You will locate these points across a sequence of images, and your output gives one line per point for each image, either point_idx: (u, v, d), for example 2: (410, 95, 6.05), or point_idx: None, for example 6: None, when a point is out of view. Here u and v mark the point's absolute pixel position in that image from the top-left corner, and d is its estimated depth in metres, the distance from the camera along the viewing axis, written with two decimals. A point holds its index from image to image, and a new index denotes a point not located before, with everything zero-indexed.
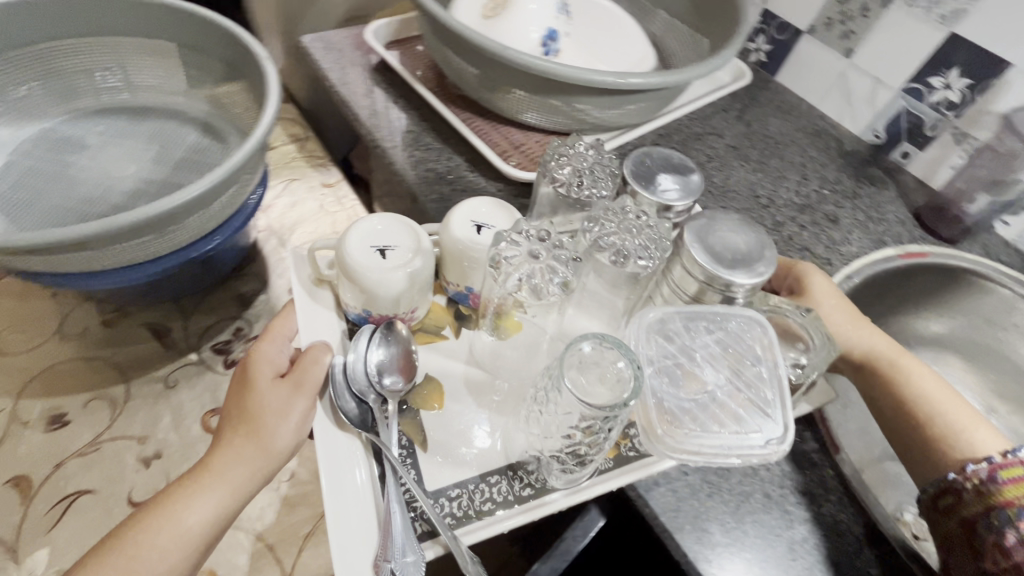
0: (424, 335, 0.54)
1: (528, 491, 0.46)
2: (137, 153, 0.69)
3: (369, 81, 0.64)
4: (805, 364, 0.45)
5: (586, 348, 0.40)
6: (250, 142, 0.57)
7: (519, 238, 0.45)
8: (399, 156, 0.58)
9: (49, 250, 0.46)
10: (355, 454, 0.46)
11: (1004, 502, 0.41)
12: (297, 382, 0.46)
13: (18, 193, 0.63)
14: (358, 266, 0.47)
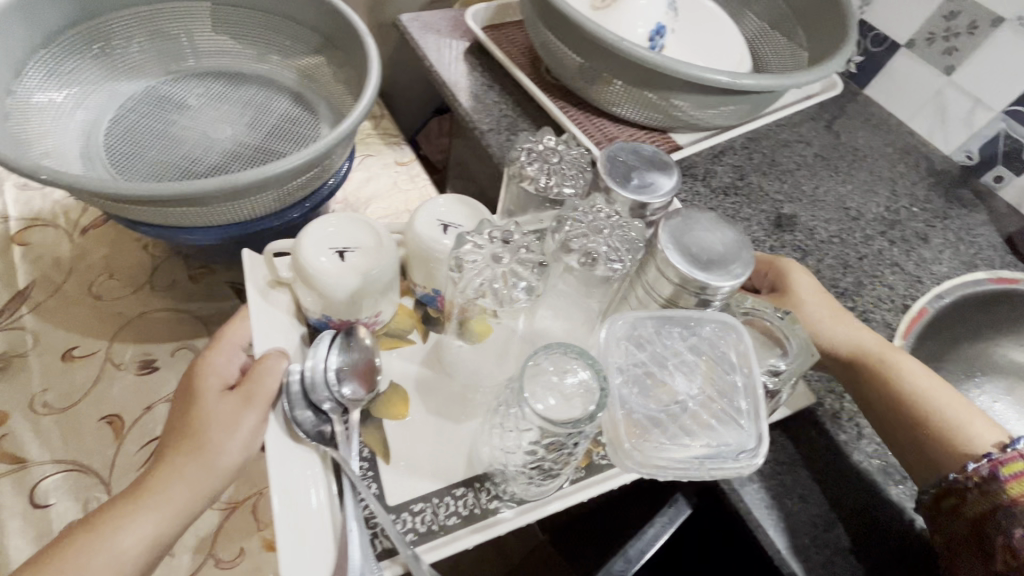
0: (389, 339, 0.53)
1: (494, 504, 0.45)
2: (232, 116, 0.70)
3: (464, 63, 0.66)
4: (783, 370, 0.44)
5: (549, 359, 0.39)
6: (356, 113, 0.58)
7: (483, 240, 0.43)
8: (495, 139, 0.59)
9: (175, 199, 0.49)
10: (313, 467, 0.45)
11: (1010, 500, 0.40)
12: (247, 394, 0.45)
13: (125, 146, 0.65)
14: (320, 266, 0.46)
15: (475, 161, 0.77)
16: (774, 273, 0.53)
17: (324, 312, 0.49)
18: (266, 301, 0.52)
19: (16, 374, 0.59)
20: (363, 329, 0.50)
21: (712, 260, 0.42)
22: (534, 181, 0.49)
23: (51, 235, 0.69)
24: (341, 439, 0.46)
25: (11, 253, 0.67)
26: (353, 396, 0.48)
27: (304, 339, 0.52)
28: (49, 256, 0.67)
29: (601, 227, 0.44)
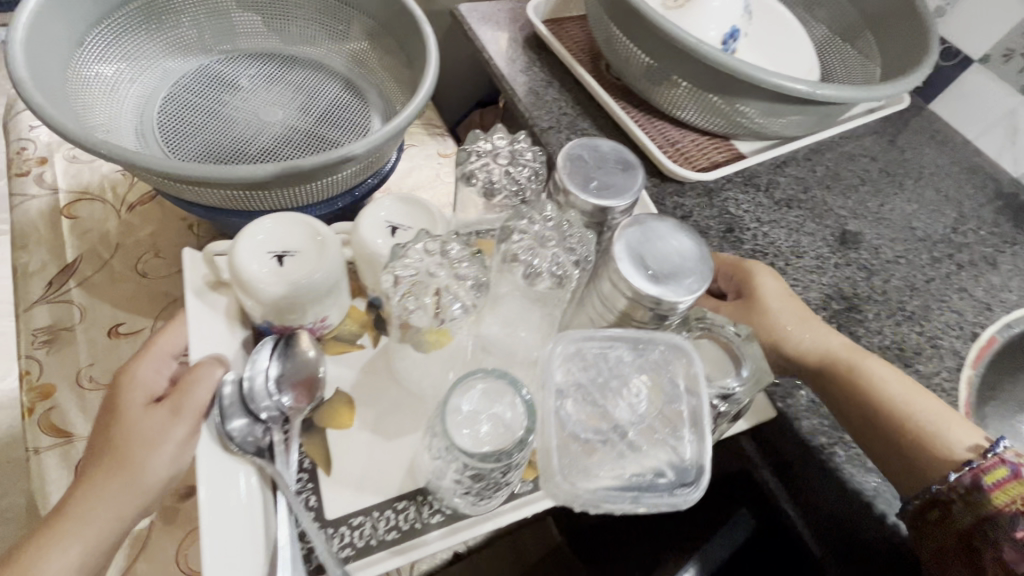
0: (335, 344, 0.52)
1: (437, 519, 0.43)
2: (284, 100, 0.69)
3: (522, 57, 0.64)
4: (735, 392, 0.40)
5: (477, 385, 0.38)
6: (416, 103, 0.57)
7: (417, 253, 0.41)
8: (556, 138, 0.57)
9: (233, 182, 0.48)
10: (247, 481, 0.43)
11: (996, 510, 0.37)
12: (174, 405, 0.43)
13: (177, 125, 0.65)
14: (255, 273, 0.44)
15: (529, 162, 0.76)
16: (739, 276, 0.50)
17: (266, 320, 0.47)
18: (206, 303, 0.50)
19: (61, 348, 0.59)
20: (307, 335, 0.49)
21: (671, 266, 0.39)
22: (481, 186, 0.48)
23: (99, 210, 0.69)
24: (279, 451, 0.45)
25: (60, 225, 0.67)
26: (293, 405, 0.47)
27: (246, 345, 0.50)
28: (97, 231, 0.67)
29: (547, 239, 0.41)
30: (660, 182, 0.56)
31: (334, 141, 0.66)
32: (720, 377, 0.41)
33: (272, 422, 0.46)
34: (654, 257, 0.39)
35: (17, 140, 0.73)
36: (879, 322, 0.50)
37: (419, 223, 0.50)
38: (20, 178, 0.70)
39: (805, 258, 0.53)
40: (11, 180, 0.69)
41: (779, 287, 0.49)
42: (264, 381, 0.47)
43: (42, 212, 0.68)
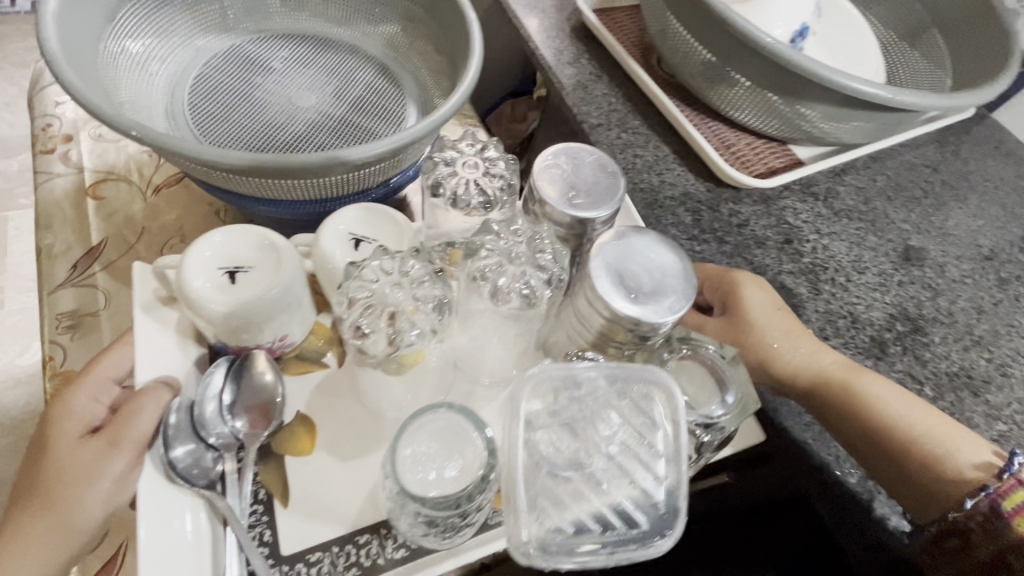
0: (298, 363, 0.49)
1: (400, 553, 0.42)
2: (318, 84, 0.67)
3: (569, 48, 0.61)
4: (719, 420, 0.38)
5: (424, 423, 0.39)
6: (460, 95, 0.54)
7: (372, 273, 0.39)
8: (605, 135, 0.54)
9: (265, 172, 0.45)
10: (193, 514, 0.41)
11: (1021, 538, 0.35)
12: (108, 439, 0.43)
13: (206, 107, 0.62)
14: (199, 288, 0.42)
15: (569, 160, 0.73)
16: (723, 288, 0.46)
17: (218, 340, 0.45)
18: (156, 321, 0.48)
19: (86, 334, 0.58)
20: (262, 356, 0.46)
21: (651, 281, 0.37)
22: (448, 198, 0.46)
23: (124, 191, 0.67)
24: (229, 482, 0.43)
25: (85, 206, 0.66)
26: (248, 431, 0.45)
27: (199, 364, 0.48)
28: (122, 214, 0.66)
29: (517, 255, 0.39)
30: (715, 188, 0.52)
31: (368, 131, 0.64)
32: (704, 403, 0.38)
33: (224, 448, 0.44)
34: (632, 275, 0.37)
35: (43, 116, 0.71)
36: (946, 346, 0.47)
37: (385, 233, 0.48)
38: (46, 156, 0.68)
39: (867, 274, 0.50)
40: (37, 157, 0.68)
41: (767, 299, 0.45)
42: (216, 407, 0.45)
43: (67, 192, 0.66)
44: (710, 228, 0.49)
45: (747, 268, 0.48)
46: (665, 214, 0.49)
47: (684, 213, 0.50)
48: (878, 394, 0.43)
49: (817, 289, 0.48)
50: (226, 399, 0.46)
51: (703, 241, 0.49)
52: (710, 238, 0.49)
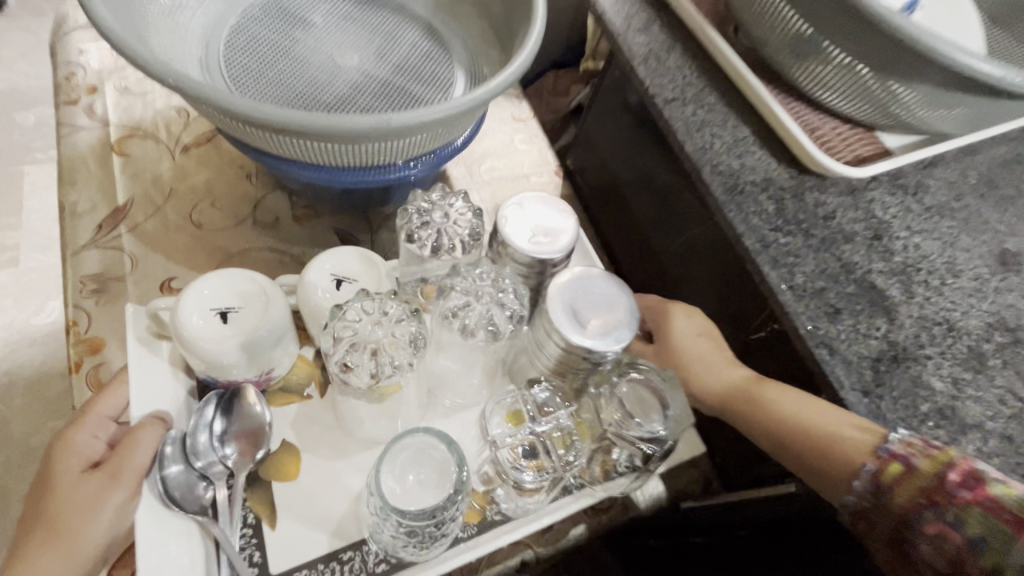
0: (281, 396, 0.50)
1: (382, 567, 0.44)
2: (361, 43, 0.62)
3: (638, 14, 0.56)
4: (664, 432, 0.41)
5: (415, 440, 0.41)
6: (522, 59, 0.50)
7: (355, 315, 0.40)
8: (680, 111, 0.49)
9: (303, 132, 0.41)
10: (188, 539, 0.43)
11: (905, 510, 0.34)
12: (113, 470, 0.42)
13: (241, 63, 0.58)
14: (193, 330, 0.42)
15: (618, 140, 0.68)
16: (655, 314, 0.48)
17: (208, 374, 0.45)
18: (146, 356, 0.48)
19: (111, 300, 0.54)
20: (251, 391, 0.47)
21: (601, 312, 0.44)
22: (423, 244, 0.48)
23: (151, 149, 0.64)
24: (220, 508, 0.44)
25: (110, 162, 0.62)
26: (238, 457, 0.46)
27: (192, 394, 0.49)
28: (148, 173, 0.62)
29: (482, 294, 0.44)
30: (798, 175, 0.47)
31: (415, 97, 0.59)
32: (654, 421, 0.42)
33: (215, 477, 0.45)
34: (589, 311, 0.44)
35: (66, 64, 0.67)
36: None
37: (366, 273, 0.48)
38: (70, 107, 0.64)
39: (963, 278, 0.45)
40: (60, 108, 0.64)
41: (695, 324, 0.47)
42: (206, 437, 0.46)
43: (90, 146, 0.62)
44: (795, 220, 0.45)
45: (837, 265, 0.43)
46: (746, 200, 0.45)
47: (767, 200, 0.45)
48: (779, 398, 0.42)
49: (911, 292, 0.43)
50: (216, 430, 0.46)
51: (789, 232, 0.44)
52: (796, 230, 0.44)
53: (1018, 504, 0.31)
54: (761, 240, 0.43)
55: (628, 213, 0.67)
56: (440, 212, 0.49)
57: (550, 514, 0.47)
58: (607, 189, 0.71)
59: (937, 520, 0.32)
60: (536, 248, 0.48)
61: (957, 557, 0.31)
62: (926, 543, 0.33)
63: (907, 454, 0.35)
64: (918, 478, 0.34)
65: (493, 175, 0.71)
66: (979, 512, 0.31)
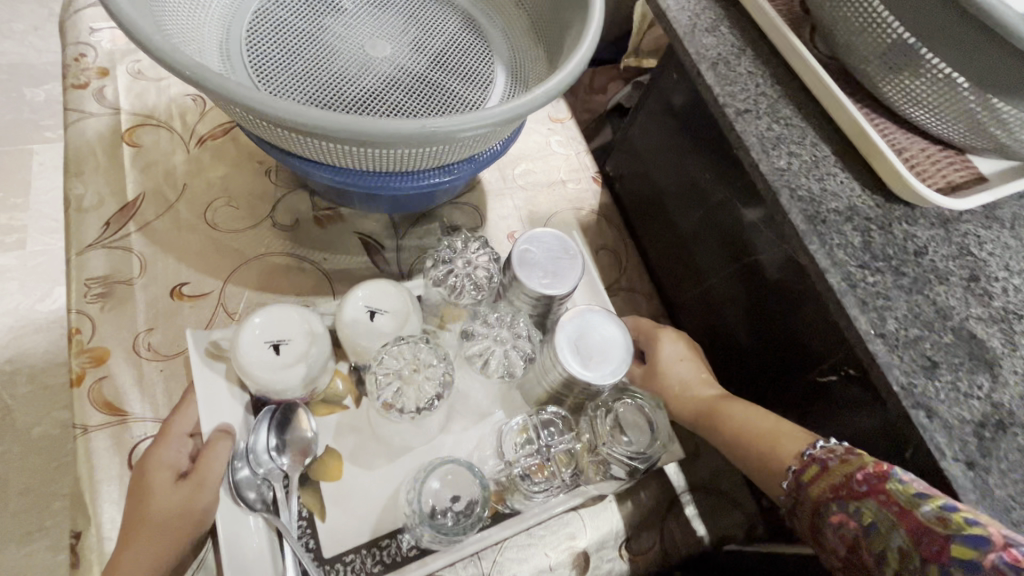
0: (322, 406, 0.49)
1: (414, 552, 0.45)
2: (395, 32, 0.57)
3: (706, 12, 0.50)
4: (643, 450, 0.45)
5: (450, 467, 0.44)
6: (580, 58, 0.45)
7: (394, 355, 0.45)
8: (754, 124, 0.45)
9: (332, 136, 0.36)
10: (258, 530, 0.44)
11: (817, 502, 0.37)
12: (198, 481, 0.42)
13: (266, 50, 0.53)
14: (252, 364, 0.44)
15: (662, 146, 0.62)
16: (646, 340, 0.53)
17: (261, 394, 0.46)
18: (206, 376, 0.47)
19: (119, 306, 0.50)
20: (304, 412, 0.47)
21: (598, 345, 0.46)
22: (448, 290, 0.50)
23: (165, 139, 0.59)
24: (280, 504, 0.44)
25: (121, 153, 0.58)
26: (291, 464, 0.46)
27: (249, 409, 0.47)
28: (162, 166, 0.58)
29: (498, 338, 0.48)
30: (882, 204, 0.42)
31: (453, 95, 0.54)
32: (643, 443, 0.45)
33: (271, 478, 0.45)
34: (588, 345, 0.46)
35: (75, 44, 0.62)
36: None
37: (401, 305, 0.48)
38: (78, 90, 0.60)
39: None
40: (68, 91, 0.59)
41: (679, 350, 0.52)
42: (264, 451, 0.45)
43: (100, 135, 0.58)
44: (883, 255, 0.40)
45: (931, 310, 0.38)
46: (829, 231, 0.40)
47: (852, 232, 0.40)
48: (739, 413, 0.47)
49: (1014, 343, 0.38)
50: (273, 445, 0.46)
51: (876, 269, 0.39)
52: (886, 267, 0.39)
53: (908, 496, 0.33)
54: (847, 279, 0.38)
55: (670, 226, 0.62)
56: (463, 260, 0.51)
57: (549, 510, 0.48)
58: (647, 198, 0.64)
59: (841, 511, 0.35)
60: (548, 288, 0.48)
61: (855, 542, 0.34)
62: (833, 531, 0.35)
63: (825, 457, 0.38)
64: (830, 476, 0.37)
65: (527, 180, 0.65)
66: (873, 504, 0.34)
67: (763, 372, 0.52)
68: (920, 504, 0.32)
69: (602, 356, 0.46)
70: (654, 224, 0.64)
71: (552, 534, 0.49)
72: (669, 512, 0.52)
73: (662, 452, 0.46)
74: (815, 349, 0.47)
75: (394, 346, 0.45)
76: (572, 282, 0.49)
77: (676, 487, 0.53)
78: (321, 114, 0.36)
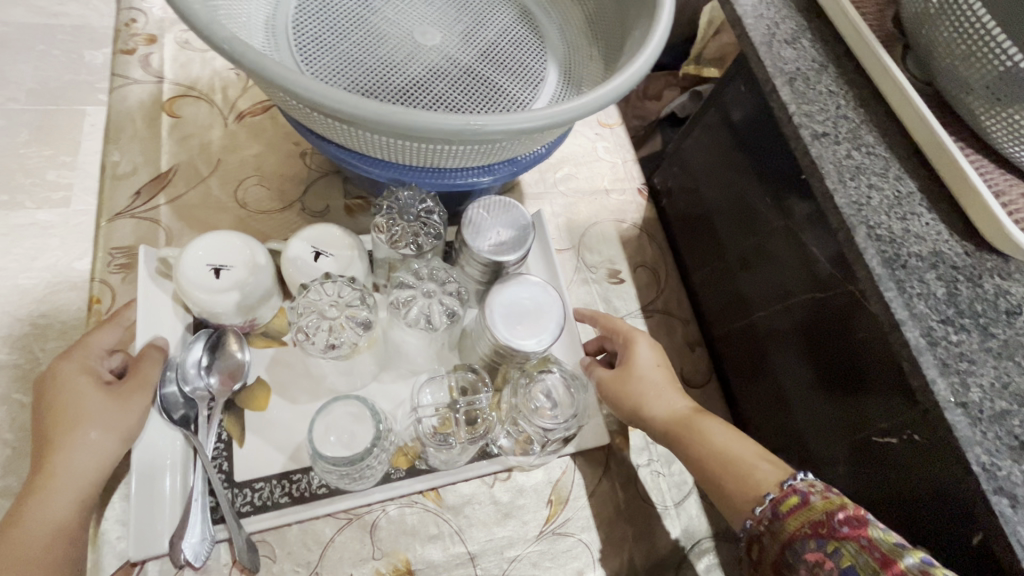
0: (261, 338, 0.48)
1: (322, 490, 0.44)
2: (448, 21, 0.54)
3: (786, 21, 0.46)
4: (563, 423, 0.42)
5: (353, 408, 0.40)
6: (644, 59, 0.41)
7: (325, 290, 0.42)
8: (833, 151, 0.41)
9: (367, 123, 0.33)
10: (172, 444, 0.43)
11: (791, 537, 0.34)
12: (124, 389, 0.42)
13: (315, 30, 0.51)
14: (191, 287, 0.43)
15: (717, 160, 0.57)
16: (622, 343, 0.48)
17: (201, 315, 0.45)
18: (150, 293, 0.47)
19: None
20: (236, 339, 0.46)
21: (524, 309, 0.44)
22: (383, 234, 0.46)
23: (204, 112, 0.58)
24: (200, 424, 0.44)
25: (160, 123, 0.57)
26: (218, 388, 0.45)
27: (190, 329, 0.47)
28: (198, 139, 0.57)
29: (429, 288, 0.44)
30: (974, 252, 0.38)
31: (500, 91, 0.51)
32: (564, 418, 0.42)
33: (197, 398, 0.44)
34: (515, 311, 0.44)
35: (128, 9, 0.61)
36: None
37: (344, 248, 0.46)
38: (126, 56, 0.59)
39: None
40: (116, 57, 0.59)
41: (656, 357, 0.47)
42: (193, 367, 0.45)
43: (141, 102, 0.57)
44: (971, 311, 0.36)
45: None
46: (910, 277, 0.37)
47: (935, 281, 0.37)
48: (717, 431, 0.43)
49: None
50: (203, 362, 0.45)
51: (962, 327, 0.36)
52: (972, 325, 0.36)
53: (891, 546, 0.31)
54: (928, 335, 0.35)
55: (717, 249, 0.57)
56: (408, 208, 0.47)
57: (467, 472, 0.47)
58: (695, 217, 0.60)
59: (817, 549, 0.33)
60: (495, 251, 0.46)
61: None
62: (804, 568, 0.33)
63: (807, 490, 0.35)
64: (810, 511, 0.34)
65: (568, 185, 0.62)
66: (854, 547, 0.31)
67: (805, 419, 0.48)
68: (904, 553, 0.30)
69: (531, 323, 0.44)
70: (700, 244, 0.59)
71: (559, 567, 0.45)
72: (688, 555, 0.48)
73: (578, 427, 0.43)
74: (875, 408, 0.42)
75: (318, 286, 0.42)
76: (520, 250, 0.47)
77: (696, 532, 0.49)
78: (361, 101, 0.34)
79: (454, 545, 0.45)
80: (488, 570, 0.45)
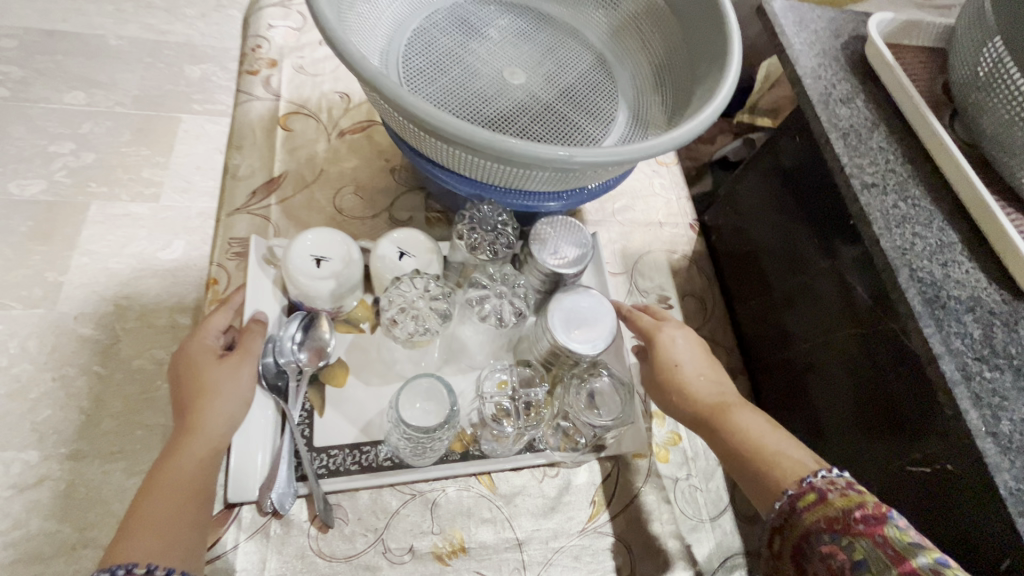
0: (343, 325, 0.55)
1: (387, 462, 0.49)
2: (534, 64, 0.61)
3: (842, 83, 0.52)
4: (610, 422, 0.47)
5: (424, 382, 0.45)
6: (713, 110, 0.47)
7: (412, 284, 0.47)
8: (880, 201, 0.45)
9: (482, 145, 0.40)
10: (264, 411, 0.49)
11: (809, 530, 0.37)
12: (241, 357, 0.48)
13: (420, 65, 0.59)
14: (297, 272, 0.49)
15: (767, 202, 0.62)
16: (646, 338, 0.52)
17: (298, 298, 0.52)
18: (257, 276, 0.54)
19: None
20: (326, 322, 0.53)
21: (582, 316, 0.49)
22: (463, 241, 0.52)
23: (312, 128, 0.66)
24: (289, 392, 0.50)
25: (275, 135, 0.65)
26: (306, 362, 0.51)
27: (285, 310, 0.54)
28: (305, 150, 0.65)
29: (500, 289, 0.49)
30: (1011, 300, 0.42)
31: (576, 127, 0.58)
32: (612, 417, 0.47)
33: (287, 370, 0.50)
34: (574, 317, 0.49)
35: (254, 37, 0.71)
36: None
37: (425, 250, 0.53)
38: (250, 76, 0.68)
39: None
40: (242, 76, 0.68)
41: (688, 346, 0.51)
42: (288, 343, 0.51)
43: (260, 117, 0.66)
44: (1005, 352, 0.40)
45: None
46: (948, 317, 0.41)
47: (972, 323, 0.41)
48: (747, 419, 0.46)
49: None
50: (297, 338, 0.52)
51: (995, 365, 0.40)
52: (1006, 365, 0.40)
53: (906, 544, 0.33)
54: (962, 369, 0.39)
55: (762, 284, 0.61)
56: (485, 221, 0.53)
57: (516, 461, 0.51)
58: (743, 253, 0.64)
59: (832, 541, 0.35)
60: (558, 264, 0.51)
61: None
62: (820, 560, 0.35)
63: (825, 488, 0.38)
64: (827, 507, 0.37)
65: (625, 216, 0.67)
66: (867, 543, 0.34)
67: (840, 446, 0.51)
68: (917, 553, 0.32)
69: (588, 329, 0.49)
70: (746, 278, 0.63)
71: (598, 562, 0.49)
72: (721, 566, 0.51)
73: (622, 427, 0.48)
74: (911, 436, 0.45)
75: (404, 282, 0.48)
76: (580, 263, 0.52)
77: (729, 547, 0.52)
78: (478, 128, 0.40)
79: (503, 530, 0.49)
80: (533, 557, 0.48)
